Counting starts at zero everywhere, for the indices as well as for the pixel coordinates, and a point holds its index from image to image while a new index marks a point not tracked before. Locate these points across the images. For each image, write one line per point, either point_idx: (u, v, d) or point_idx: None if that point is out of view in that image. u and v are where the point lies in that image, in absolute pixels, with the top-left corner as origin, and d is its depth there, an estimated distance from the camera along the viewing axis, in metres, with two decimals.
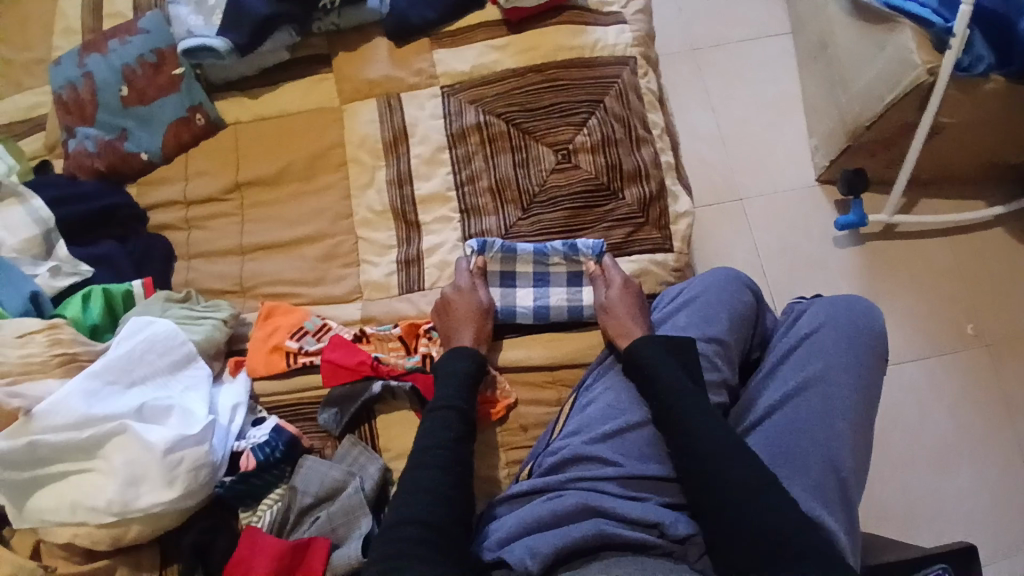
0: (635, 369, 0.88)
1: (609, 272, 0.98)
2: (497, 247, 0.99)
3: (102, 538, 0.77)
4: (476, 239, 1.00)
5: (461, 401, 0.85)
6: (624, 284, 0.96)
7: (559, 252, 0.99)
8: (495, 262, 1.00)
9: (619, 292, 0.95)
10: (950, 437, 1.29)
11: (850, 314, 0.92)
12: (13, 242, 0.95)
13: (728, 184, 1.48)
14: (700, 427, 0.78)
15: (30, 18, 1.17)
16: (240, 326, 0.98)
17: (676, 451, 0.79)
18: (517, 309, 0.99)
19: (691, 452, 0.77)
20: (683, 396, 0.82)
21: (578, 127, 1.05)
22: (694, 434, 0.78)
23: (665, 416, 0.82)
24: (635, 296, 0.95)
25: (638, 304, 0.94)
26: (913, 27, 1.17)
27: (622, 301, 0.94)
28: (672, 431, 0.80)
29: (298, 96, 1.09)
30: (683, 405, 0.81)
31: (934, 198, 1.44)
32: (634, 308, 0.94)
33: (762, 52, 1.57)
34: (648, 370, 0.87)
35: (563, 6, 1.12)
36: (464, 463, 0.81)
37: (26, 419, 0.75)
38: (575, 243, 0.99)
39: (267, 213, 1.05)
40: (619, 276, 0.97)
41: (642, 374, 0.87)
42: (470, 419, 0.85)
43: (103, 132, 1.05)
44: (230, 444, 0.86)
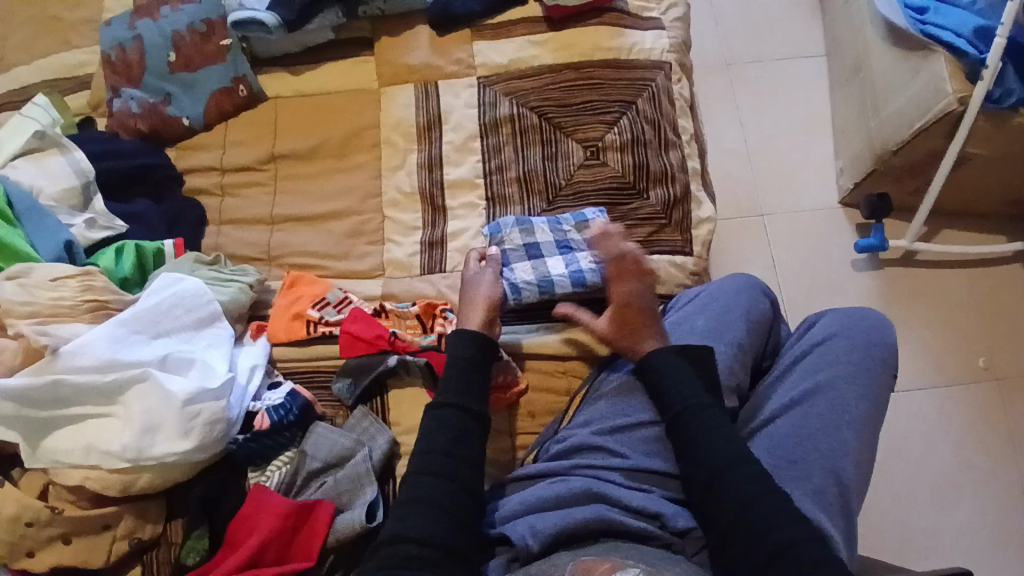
0: (648, 375, 0.86)
1: (615, 288, 0.94)
2: (509, 228, 1.00)
3: (112, 483, 0.78)
4: (488, 227, 1.02)
5: (462, 400, 0.82)
6: (622, 302, 0.92)
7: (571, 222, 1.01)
8: (516, 238, 1.00)
9: (613, 315, 0.92)
10: (954, 470, 1.28)
11: (863, 326, 0.92)
12: (53, 192, 0.97)
13: (750, 199, 1.49)
14: (719, 440, 0.77)
15: None
16: (264, 292, 1.00)
17: (696, 462, 0.78)
18: (554, 279, 0.97)
19: (705, 462, 0.77)
20: (704, 411, 0.80)
21: (609, 126, 1.06)
22: (714, 448, 0.77)
23: (679, 424, 0.81)
24: (635, 316, 0.91)
25: (631, 325, 0.91)
26: (947, 56, 1.18)
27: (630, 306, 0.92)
28: (692, 447, 0.79)
29: (338, 76, 1.12)
30: (704, 421, 0.80)
31: (957, 230, 1.44)
32: (627, 328, 0.91)
33: (794, 71, 1.59)
34: (668, 382, 0.84)
35: (604, 8, 1.14)
36: (478, 446, 0.80)
37: (52, 356, 0.78)
38: (581, 212, 1.01)
39: (298, 186, 1.07)
40: (622, 294, 0.93)
41: (656, 382, 0.85)
42: (477, 416, 0.82)
43: (148, 94, 1.08)
44: (246, 404, 0.87)
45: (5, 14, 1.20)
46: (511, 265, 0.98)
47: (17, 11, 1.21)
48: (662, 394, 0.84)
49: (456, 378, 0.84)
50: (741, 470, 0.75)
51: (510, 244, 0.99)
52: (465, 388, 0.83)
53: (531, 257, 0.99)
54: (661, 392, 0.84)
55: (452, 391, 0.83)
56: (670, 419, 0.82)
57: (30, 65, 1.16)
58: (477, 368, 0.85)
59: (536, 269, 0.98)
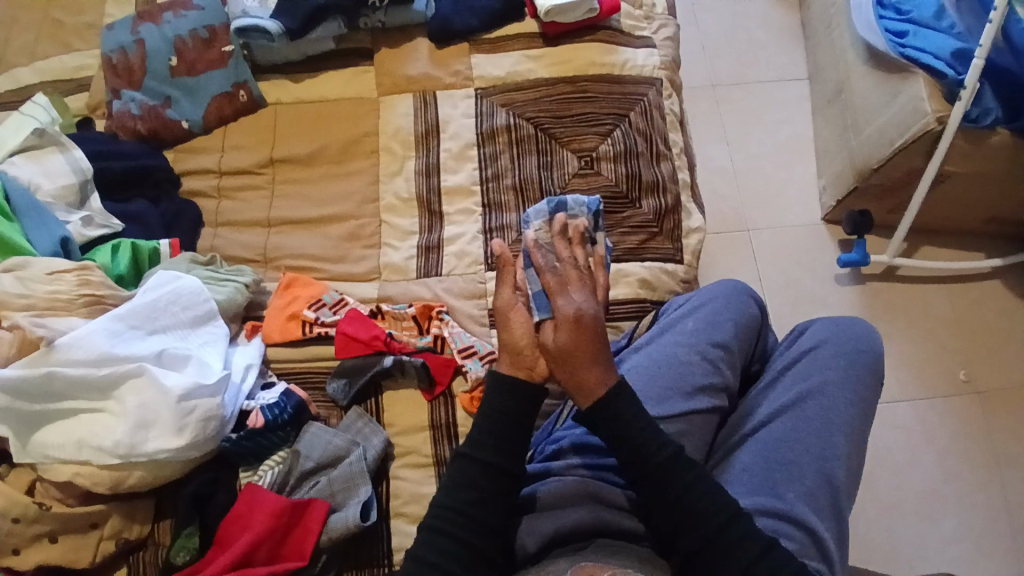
0: (618, 425, 0.77)
1: (555, 304, 0.81)
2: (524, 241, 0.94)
3: (102, 480, 0.77)
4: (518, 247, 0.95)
5: (489, 455, 0.77)
6: (573, 323, 0.79)
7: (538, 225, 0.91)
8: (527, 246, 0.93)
9: (564, 339, 0.78)
10: (938, 482, 1.30)
11: (850, 333, 0.95)
12: (51, 188, 0.98)
13: (736, 215, 1.53)
14: (703, 505, 0.73)
15: None
16: (259, 293, 1.00)
17: (686, 520, 0.73)
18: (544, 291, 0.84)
19: (700, 518, 0.72)
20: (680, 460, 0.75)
21: (603, 137, 1.10)
22: (705, 505, 0.73)
23: (652, 473, 0.75)
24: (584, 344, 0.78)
25: (582, 347, 0.79)
26: (926, 77, 1.25)
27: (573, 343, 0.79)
28: (670, 505, 0.74)
29: (338, 85, 1.15)
30: (679, 474, 0.74)
31: (936, 246, 1.49)
32: (578, 353, 0.79)
33: (777, 93, 1.65)
34: (641, 435, 0.76)
35: (599, 26, 1.18)
36: (506, 476, 0.76)
37: (48, 349, 0.77)
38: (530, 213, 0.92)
39: (296, 190, 1.08)
40: (569, 311, 0.80)
41: (628, 436, 0.76)
42: (498, 472, 0.76)
43: (149, 97, 1.10)
44: (240, 402, 0.87)
45: (4, 16, 1.21)
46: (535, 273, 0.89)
47: (17, 14, 1.22)
48: (635, 447, 0.76)
49: (497, 431, 0.78)
50: (733, 539, 0.71)
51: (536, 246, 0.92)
52: (497, 443, 0.77)
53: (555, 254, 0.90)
54: (637, 449, 0.76)
55: (482, 443, 0.77)
56: (638, 474, 0.76)
57: (30, 67, 1.17)
58: (517, 419, 0.78)
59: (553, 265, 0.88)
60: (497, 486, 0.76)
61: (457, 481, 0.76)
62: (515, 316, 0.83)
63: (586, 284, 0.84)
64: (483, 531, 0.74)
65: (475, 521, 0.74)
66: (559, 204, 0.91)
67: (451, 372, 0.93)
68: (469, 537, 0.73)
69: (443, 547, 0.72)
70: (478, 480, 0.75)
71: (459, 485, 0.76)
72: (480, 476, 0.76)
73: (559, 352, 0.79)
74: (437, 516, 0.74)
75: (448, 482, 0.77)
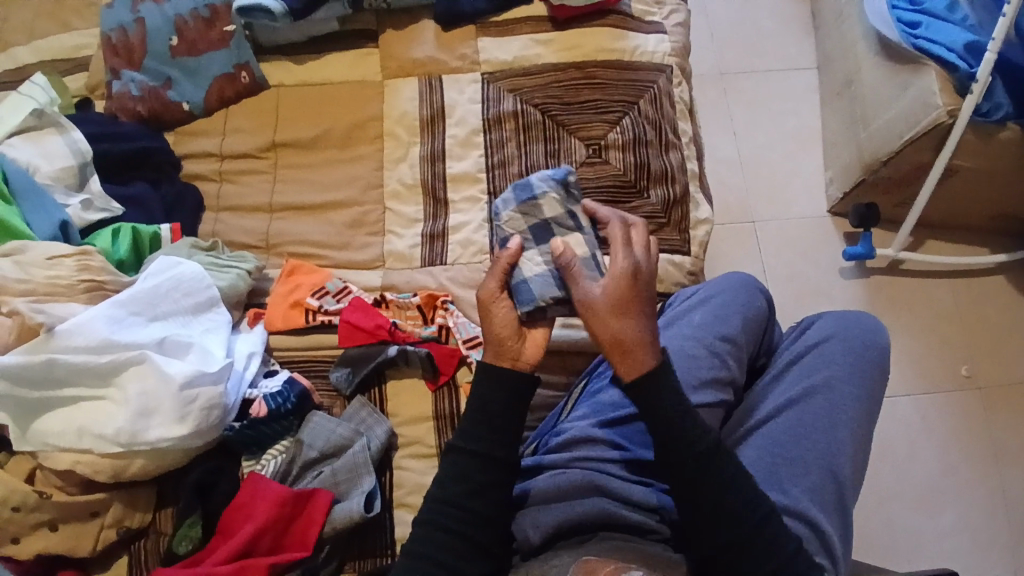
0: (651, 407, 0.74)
1: (615, 255, 0.76)
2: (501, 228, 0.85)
3: (104, 468, 0.77)
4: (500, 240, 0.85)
5: (484, 448, 0.75)
6: (626, 278, 0.75)
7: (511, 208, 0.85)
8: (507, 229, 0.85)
9: (613, 292, 0.75)
10: (937, 477, 1.30)
11: (858, 328, 0.94)
12: (49, 170, 0.96)
13: (743, 206, 1.52)
14: (736, 501, 0.71)
15: None
16: (262, 280, 0.99)
17: (711, 511, 0.72)
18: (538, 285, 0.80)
19: (724, 510, 0.71)
20: (713, 448, 0.73)
21: (612, 125, 1.08)
22: (733, 498, 0.72)
23: (682, 461, 0.73)
24: (636, 305, 0.75)
25: (633, 305, 0.75)
26: (938, 70, 1.23)
27: (624, 298, 0.75)
28: (692, 496, 0.73)
29: (341, 67, 1.12)
30: (709, 463, 0.73)
31: (942, 241, 1.48)
32: (626, 313, 0.74)
33: (787, 82, 1.62)
34: (677, 429, 0.73)
35: (609, 11, 1.15)
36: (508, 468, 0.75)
37: (48, 335, 0.76)
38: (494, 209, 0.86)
39: (298, 176, 1.06)
40: (624, 264, 0.76)
41: (663, 429, 0.73)
42: (503, 465, 0.75)
43: (149, 78, 1.07)
44: (242, 390, 0.86)
45: None
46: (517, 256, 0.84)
47: None
48: (669, 439, 0.73)
49: (491, 424, 0.76)
50: (765, 554, 0.71)
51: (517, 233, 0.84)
52: (494, 435, 0.75)
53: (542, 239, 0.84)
54: (668, 434, 0.73)
55: (476, 436, 0.75)
56: (666, 467, 0.74)
57: (26, 45, 1.15)
58: (511, 411, 0.76)
59: (547, 256, 0.82)
60: (497, 480, 0.75)
61: (459, 468, 0.75)
62: (499, 307, 0.79)
63: (648, 246, 0.79)
64: (486, 525, 0.74)
65: (481, 515, 0.73)
66: (526, 185, 0.86)
67: (456, 362, 0.92)
68: (472, 531, 0.73)
69: (444, 540, 0.72)
70: (473, 474, 0.74)
71: (458, 478, 0.74)
72: (474, 470, 0.75)
73: (607, 305, 0.75)
74: (439, 509, 0.74)
75: (443, 475, 0.76)
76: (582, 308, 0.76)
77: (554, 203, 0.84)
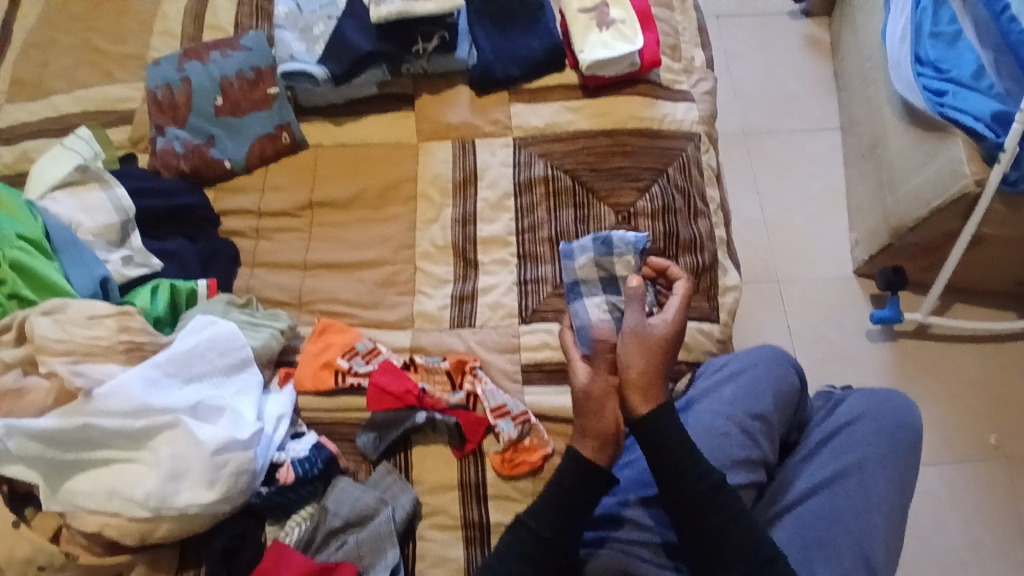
0: (663, 454, 0.79)
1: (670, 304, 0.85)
2: (574, 266, 0.99)
3: (131, 531, 0.76)
4: (569, 278, 0.99)
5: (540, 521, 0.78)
6: (677, 328, 0.84)
7: (588, 255, 0.98)
8: (583, 270, 0.98)
9: (663, 334, 0.83)
10: (963, 550, 1.26)
11: (888, 407, 0.92)
12: (91, 225, 0.98)
13: (766, 265, 1.52)
14: (743, 538, 0.76)
15: (132, 17, 1.26)
16: (293, 337, 1.00)
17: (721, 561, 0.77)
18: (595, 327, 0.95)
19: (739, 557, 0.76)
20: (717, 499, 0.78)
21: (641, 192, 1.09)
22: (744, 548, 0.76)
23: (694, 512, 0.78)
24: (671, 355, 0.83)
25: (671, 350, 0.83)
26: (965, 139, 1.23)
27: (667, 343, 0.83)
28: (706, 545, 0.77)
29: (376, 128, 1.16)
30: (718, 510, 0.77)
31: (968, 304, 1.47)
32: (662, 358, 0.82)
33: (810, 143, 1.64)
34: (684, 468, 0.79)
35: (639, 80, 1.18)
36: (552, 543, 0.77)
37: (85, 399, 0.77)
38: (568, 251, 1.00)
39: (332, 234, 1.09)
40: (678, 316, 0.84)
41: (670, 468, 0.79)
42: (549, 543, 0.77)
43: (192, 135, 1.11)
44: (271, 454, 0.86)
45: (45, 39, 1.25)
46: (581, 299, 0.98)
47: (56, 39, 1.25)
48: (677, 477, 0.79)
49: (551, 501, 0.79)
50: None
51: (584, 277, 0.98)
52: (548, 510, 0.78)
53: (608, 290, 0.97)
54: (679, 478, 0.79)
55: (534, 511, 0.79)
56: (677, 506, 0.79)
57: (69, 94, 1.19)
58: (569, 491, 0.79)
59: (610, 305, 0.96)
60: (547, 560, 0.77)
61: (505, 544, 0.78)
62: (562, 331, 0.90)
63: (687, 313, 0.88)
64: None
65: None
66: (606, 241, 0.97)
67: (483, 430, 0.91)
68: None
69: None
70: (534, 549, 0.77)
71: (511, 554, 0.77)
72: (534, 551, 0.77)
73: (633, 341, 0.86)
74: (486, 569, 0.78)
75: (503, 550, 0.78)
76: (632, 338, 0.82)
77: (627, 263, 0.97)
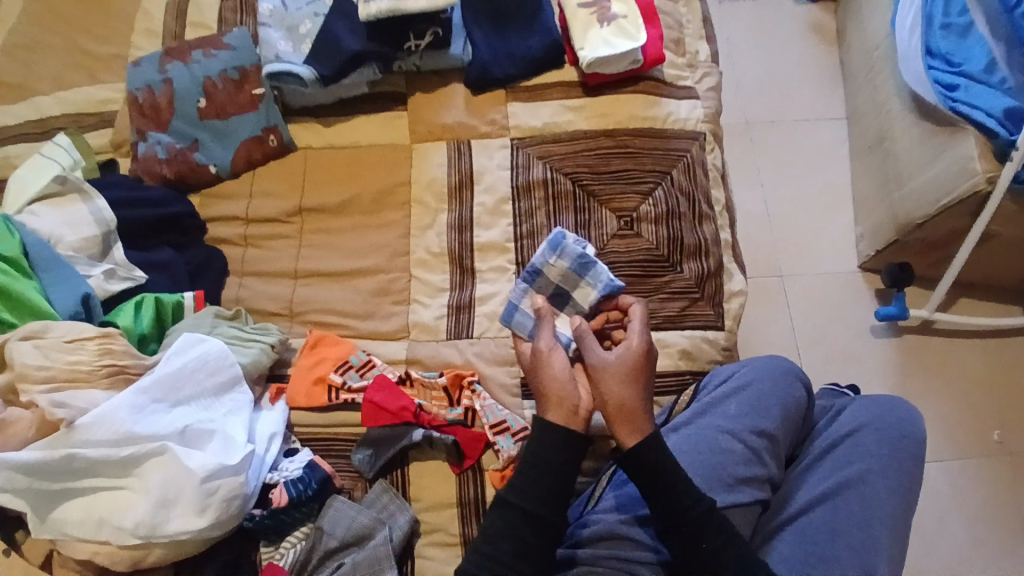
0: (656, 481, 0.77)
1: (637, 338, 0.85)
2: (546, 262, 0.95)
3: (123, 559, 0.75)
4: (531, 268, 0.96)
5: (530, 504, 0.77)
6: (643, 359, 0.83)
7: (565, 260, 0.94)
8: (553, 267, 0.95)
9: (629, 364, 0.82)
10: (965, 549, 1.25)
11: (892, 417, 0.90)
12: (72, 240, 0.95)
13: (771, 261, 1.49)
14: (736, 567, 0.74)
15: (114, 13, 1.21)
16: (285, 351, 0.98)
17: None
18: (517, 318, 0.94)
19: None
20: (713, 524, 0.76)
21: (644, 196, 1.05)
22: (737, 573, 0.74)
23: (690, 538, 0.76)
24: (642, 384, 0.82)
25: (639, 379, 0.83)
26: (977, 135, 1.18)
27: (629, 372, 0.82)
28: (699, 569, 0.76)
29: (368, 129, 1.11)
30: (713, 537, 0.76)
31: (975, 300, 1.43)
32: (633, 387, 0.82)
33: (816, 135, 1.60)
34: (678, 490, 0.77)
35: (642, 77, 1.14)
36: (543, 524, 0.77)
37: (69, 430, 0.74)
38: (557, 241, 0.94)
39: (324, 241, 1.05)
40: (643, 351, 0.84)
41: (671, 490, 0.77)
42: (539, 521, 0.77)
43: (176, 139, 1.07)
44: (263, 475, 0.84)
45: (27, 38, 1.20)
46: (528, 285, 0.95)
47: (39, 38, 1.20)
48: (671, 502, 0.77)
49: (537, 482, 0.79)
50: None
51: (548, 273, 0.95)
52: (533, 489, 0.78)
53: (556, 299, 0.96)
54: (671, 504, 0.77)
55: (521, 491, 0.78)
56: (672, 530, 0.77)
57: (52, 96, 1.15)
58: (551, 466, 0.79)
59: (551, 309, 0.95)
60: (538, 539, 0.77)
61: (491, 528, 0.78)
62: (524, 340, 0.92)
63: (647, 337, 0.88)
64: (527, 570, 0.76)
65: None
66: (586, 264, 0.94)
67: (482, 446, 0.89)
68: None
69: None
70: (524, 532, 0.76)
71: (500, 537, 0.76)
72: (522, 527, 0.77)
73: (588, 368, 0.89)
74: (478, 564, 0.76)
75: (490, 532, 0.78)
76: (601, 368, 0.82)
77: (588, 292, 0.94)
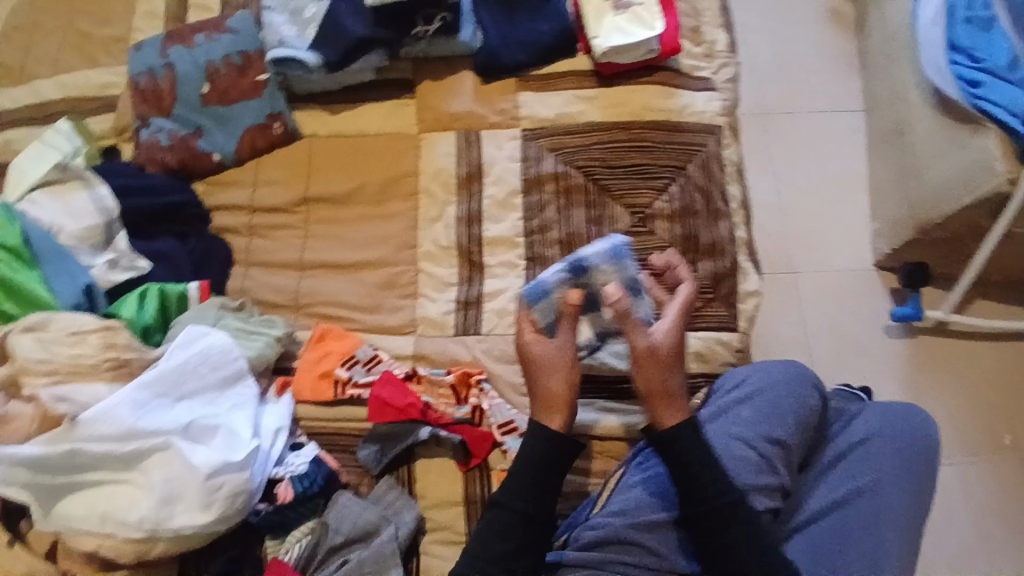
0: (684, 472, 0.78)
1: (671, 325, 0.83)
2: (594, 264, 0.88)
3: (127, 552, 0.74)
4: (574, 263, 0.88)
5: (524, 505, 0.77)
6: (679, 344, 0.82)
7: (615, 270, 0.87)
8: (601, 272, 0.88)
9: (667, 350, 0.81)
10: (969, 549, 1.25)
11: (905, 424, 0.89)
12: (74, 229, 0.93)
13: (782, 257, 1.46)
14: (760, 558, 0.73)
15: None
16: (291, 344, 0.97)
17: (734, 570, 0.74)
18: (544, 305, 0.86)
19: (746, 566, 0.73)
20: (739, 514, 0.75)
21: (658, 192, 1.03)
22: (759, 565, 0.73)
23: (712, 527, 0.75)
24: (677, 368, 0.81)
25: (675, 362, 0.81)
26: (999, 133, 1.14)
27: (668, 359, 0.81)
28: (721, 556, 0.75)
29: (375, 117, 1.08)
30: (738, 527, 0.75)
31: (990, 300, 1.41)
32: (671, 373, 0.81)
33: (832, 127, 1.56)
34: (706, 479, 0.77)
35: (657, 67, 1.10)
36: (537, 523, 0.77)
37: (71, 424, 0.74)
38: (616, 251, 0.88)
39: (329, 231, 1.03)
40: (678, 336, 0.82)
41: (693, 483, 0.77)
42: (533, 522, 0.76)
43: (179, 126, 1.04)
44: (268, 470, 0.83)
45: (26, 20, 1.17)
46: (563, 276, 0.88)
47: (39, 20, 1.17)
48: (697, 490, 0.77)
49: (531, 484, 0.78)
50: None
51: (594, 274, 0.88)
52: (529, 492, 0.77)
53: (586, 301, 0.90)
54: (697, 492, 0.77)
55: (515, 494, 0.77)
56: (695, 518, 0.77)
57: (51, 79, 1.12)
58: (548, 467, 0.78)
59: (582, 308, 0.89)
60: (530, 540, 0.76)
61: (486, 528, 0.77)
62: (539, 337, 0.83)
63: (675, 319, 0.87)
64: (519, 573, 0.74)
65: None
66: (633, 286, 0.87)
67: (489, 446, 0.88)
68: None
69: None
70: (517, 532, 0.75)
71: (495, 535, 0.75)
72: (515, 528, 0.76)
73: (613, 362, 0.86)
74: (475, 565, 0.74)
75: (486, 531, 0.77)
76: (644, 354, 0.80)
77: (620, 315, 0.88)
